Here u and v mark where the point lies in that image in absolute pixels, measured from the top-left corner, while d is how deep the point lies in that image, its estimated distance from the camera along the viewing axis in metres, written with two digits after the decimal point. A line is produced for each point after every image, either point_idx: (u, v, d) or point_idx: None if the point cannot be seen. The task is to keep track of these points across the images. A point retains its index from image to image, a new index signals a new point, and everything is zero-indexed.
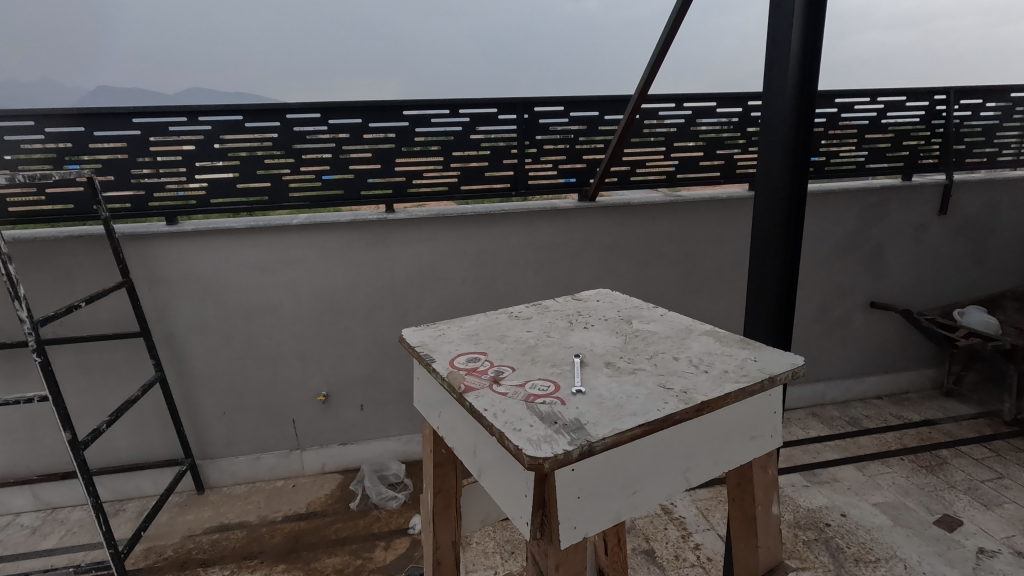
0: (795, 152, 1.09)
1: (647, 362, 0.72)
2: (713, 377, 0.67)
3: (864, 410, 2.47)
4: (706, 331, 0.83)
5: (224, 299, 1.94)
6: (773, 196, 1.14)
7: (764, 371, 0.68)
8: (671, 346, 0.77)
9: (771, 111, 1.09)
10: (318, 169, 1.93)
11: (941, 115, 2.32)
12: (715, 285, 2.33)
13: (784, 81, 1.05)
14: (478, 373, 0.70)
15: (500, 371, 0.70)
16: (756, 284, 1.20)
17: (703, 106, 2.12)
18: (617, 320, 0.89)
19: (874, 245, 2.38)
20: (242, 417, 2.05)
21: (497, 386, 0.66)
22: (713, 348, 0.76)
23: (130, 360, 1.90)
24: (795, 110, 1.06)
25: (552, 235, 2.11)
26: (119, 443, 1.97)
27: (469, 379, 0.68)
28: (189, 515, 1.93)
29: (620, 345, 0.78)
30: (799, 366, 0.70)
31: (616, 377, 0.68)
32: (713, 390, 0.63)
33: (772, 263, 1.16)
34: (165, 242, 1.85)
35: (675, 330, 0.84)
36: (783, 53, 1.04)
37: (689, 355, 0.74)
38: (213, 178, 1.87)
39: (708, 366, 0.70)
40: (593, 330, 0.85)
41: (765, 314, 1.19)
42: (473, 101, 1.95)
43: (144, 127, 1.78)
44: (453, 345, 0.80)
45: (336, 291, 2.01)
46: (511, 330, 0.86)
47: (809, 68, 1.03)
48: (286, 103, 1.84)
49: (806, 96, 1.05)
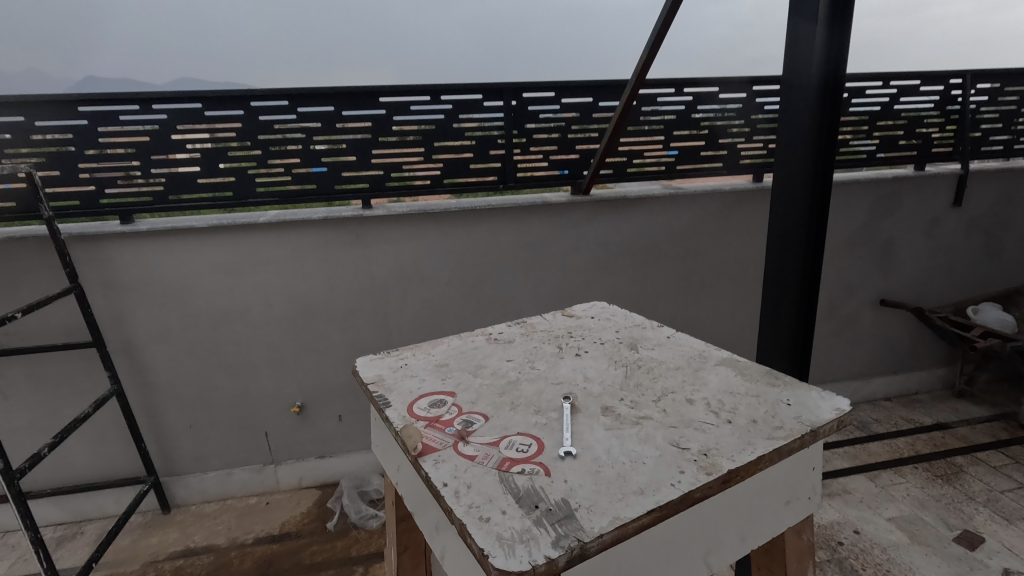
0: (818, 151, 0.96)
1: (653, 408, 0.57)
2: (739, 431, 0.52)
3: (873, 413, 2.35)
4: (724, 361, 0.68)
5: (186, 304, 1.78)
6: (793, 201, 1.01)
7: (803, 422, 0.54)
8: (683, 381, 0.63)
9: (791, 104, 0.95)
10: (287, 161, 1.77)
11: (956, 101, 2.17)
12: (717, 284, 2.18)
13: (805, 91, 0.92)
14: (440, 426, 0.55)
15: (471, 422, 0.56)
16: (771, 293, 1.07)
17: (705, 91, 1.97)
18: (616, 345, 0.75)
19: (885, 240, 2.25)
20: (210, 431, 1.90)
21: (463, 448, 0.51)
22: (735, 387, 0.61)
23: (84, 372, 1.73)
24: (814, 125, 0.94)
25: (543, 231, 1.96)
26: (76, 462, 1.81)
27: (428, 436, 0.53)
28: (152, 538, 1.78)
29: (619, 380, 0.64)
30: (845, 412, 0.56)
31: (616, 432, 0.53)
32: (741, 453, 0.49)
33: (789, 272, 1.03)
34: (119, 243, 1.68)
35: (685, 358, 0.69)
36: (804, 60, 0.91)
37: (707, 397, 0.59)
38: (171, 172, 1.70)
39: (732, 412, 0.56)
40: (584, 359, 0.71)
41: (780, 328, 1.07)
42: (456, 86, 1.79)
43: (92, 116, 1.61)
44: (416, 382, 0.66)
45: (310, 294, 1.85)
46: (488, 360, 0.71)
47: (836, 55, 0.89)
48: (250, 89, 1.68)
49: (829, 109, 0.92)
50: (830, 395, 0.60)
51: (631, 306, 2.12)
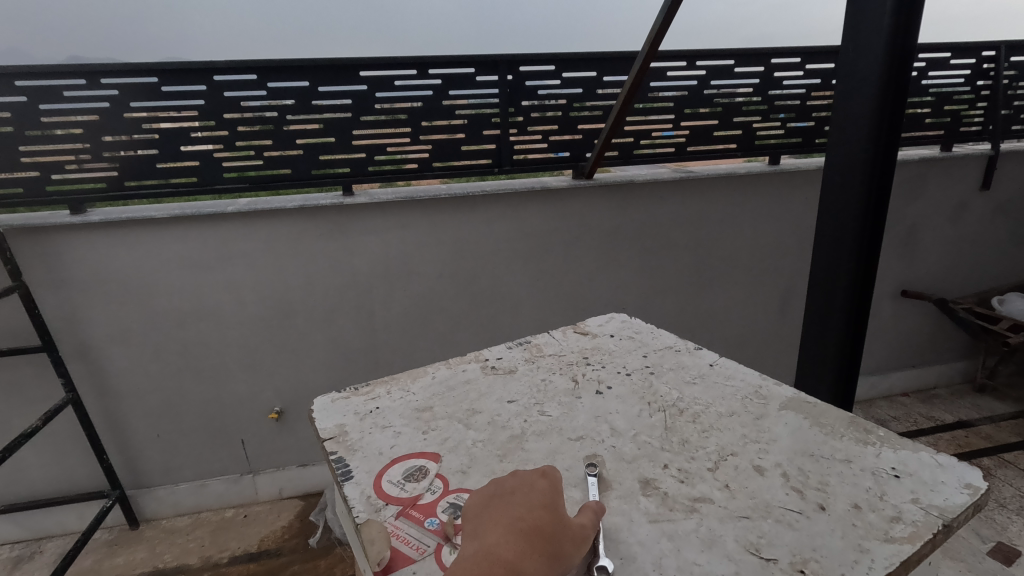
0: (878, 132, 0.99)
1: (716, 482, 0.63)
2: (835, 519, 0.56)
3: (891, 410, 2.23)
4: (790, 419, 0.74)
5: (149, 304, 1.61)
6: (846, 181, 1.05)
7: (930, 514, 0.57)
8: (758, 438, 0.70)
9: (851, 86, 1.01)
10: (258, 143, 1.59)
11: (989, 75, 2.00)
12: (730, 275, 2.02)
13: (874, 55, 0.95)
14: (417, 517, 0.58)
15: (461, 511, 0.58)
16: (823, 263, 1.12)
17: (720, 64, 1.78)
18: (649, 394, 0.81)
19: (908, 227, 2.09)
20: (181, 440, 1.74)
21: (450, 558, 0.53)
22: (812, 460, 0.66)
23: (36, 380, 1.57)
24: (880, 89, 0.96)
25: (542, 220, 1.80)
26: (34, 476, 1.66)
27: (402, 532, 0.56)
28: (119, 558, 1.65)
29: (672, 436, 0.71)
30: (982, 494, 0.59)
31: (668, 526, 0.56)
32: (864, 565, 0.51)
33: (844, 238, 1.07)
34: (70, 236, 1.51)
35: (748, 399, 0.79)
36: (868, 41, 0.96)
37: (786, 471, 0.64)
38: (127, 156, 1.52)
39: (813, 488, 0.61)
40: (623, 400, 0.80)
41: (835, 294, 1.11)
42: (445, 58, 1.61)
43: (31, 91, 1.41)
44: (383, 441, 0.71)
45: (287, 292, 1.69)
46: (486, 402, 0.80)
47: (903, 39, 0.93)
48: (212, 61, 1.49)
49: (898, 72, 0.95)
50: (960, 465, 0.64)
51: (637, 300, 1.97)
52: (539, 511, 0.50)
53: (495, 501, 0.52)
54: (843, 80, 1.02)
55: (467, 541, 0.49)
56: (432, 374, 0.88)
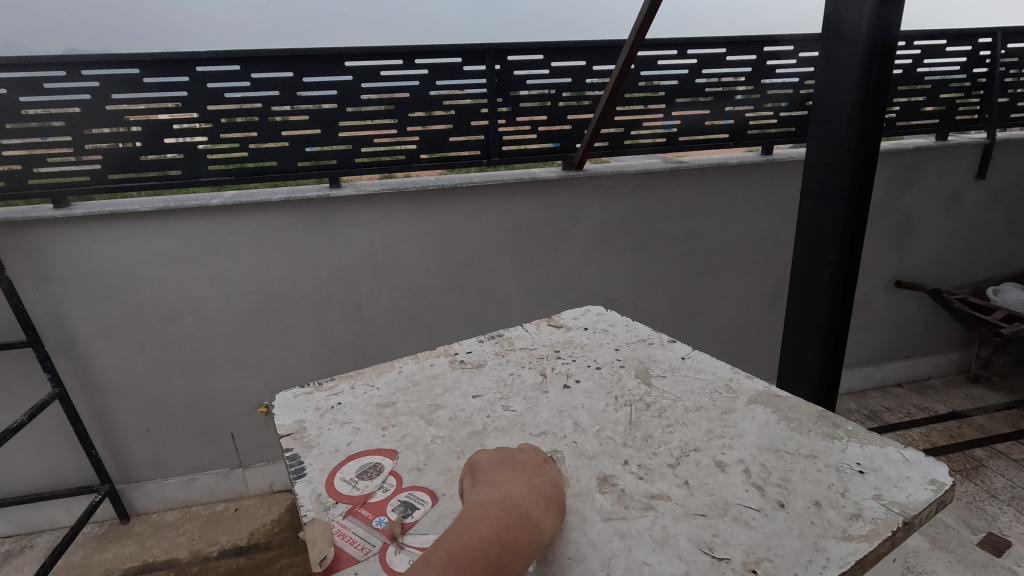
0: (862, 123, 0.98)
1: (676, 480, 0.62)
2: (793, 518, 0.56)
3: (884, 401, 2.22)
4: (758, 412, 0.74)
5: (133, 297, 1.60)
6: (830, 172, 1.04)
7: (894, 512, 0.57)
8: (723, 434, 0.70)
9: (834, 76, 0.99)
10: (242, 136, 1.57)
11: (985, 62, 1.97)
12: (722, 266, 2.01)
13: (855, 40, 0.93)
14: (366, 516, 0.57)
15: (411, 509, 0.58)
16: (806, 253, 1.11)
17: (712, 53, 1.75)
18: (618, 388, 0.81)
19: (902, 216, 2.07)
20: (168, 435, 1.74)
21: (393, 557, 0.52)
22: (775, 455, 0.66)
23: (21, 376, 1.56)
24: (863, 68, 0.94)
25: (530, 212, 1.78)
26: (21, 472, 1.65)
27: (350, 531, 0.55)
28: (108, 553, 1.66)
29: (635, 431, 0.70)
30: (946, 491, 0.60)
31: (620, 525, 0.56)
32: (818, 565, 0.50)
33: (829, 228, 1.06)
34: (51, 231, 1.49)
35: (717, 393, 0.79)
36: (849, 30, 0.94)
37: (746, 467, 0.64)
38: (108, 148, 1.50)
39: (774, 485, 0.61)
40: (589, 394, 0.79)
41: (819, 285, 1.10)
42: (432, 48, 1.58)
43: (11, 84, 1.39)
44: (341, 439, 0.70)
45: (273, 286, 1.67)
46: (450, 397, 0.79)
47: (884, 27, 0.92)
48: (194, 52, 1.47)
49: (880, 58, 0.93)
50: (924, 460, 0.64)
51: (629, 292, 1.96)
52: (559, 493, 0.54)
53: (512, 461, 0.56)
54: (825, 69, 1.00)
55: (489, 487, 0.52)
56: (399, 368, 0.88)
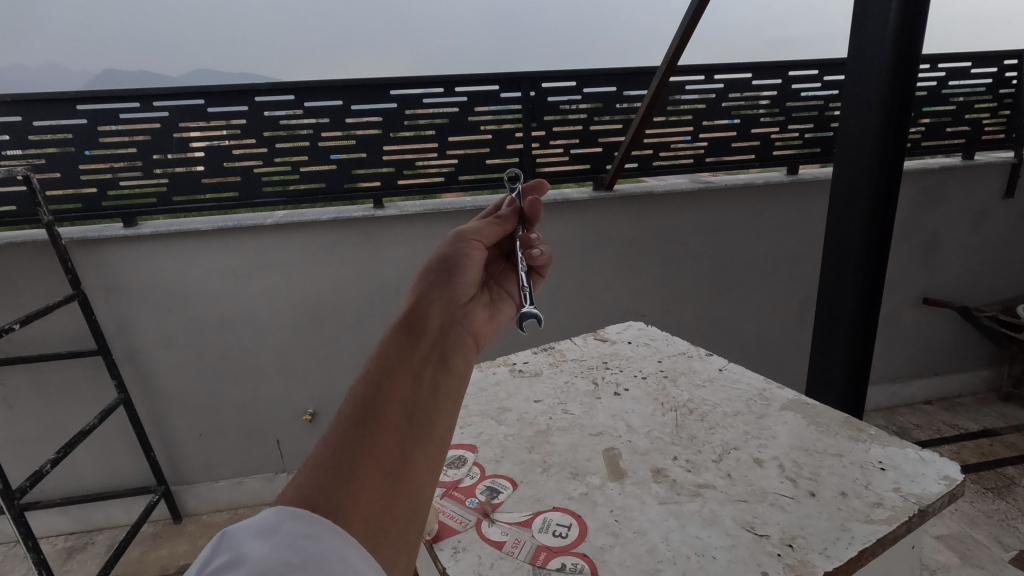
0: (886, 145, 1.04)
1: (719, 472, 0.73)
2: (823, 503, 0.66)
3: (913, 418, 2.23)
4: (787, 414, 0.85)
5: (192, 309, 1.71)
6: (855, 193, 1.09)
7: (912, 500, 0.66)
8: (758, 435, 0.81)
9: (857, 102, 1.06)
10: (295, 159, 1.68)
11: (1011, 83, 2.00)
12: (749, 283, 2.06)
13: (877, 71, 1.01)
14: (459, 497, 0.71)
15: (496, 493, 0.71)
16: (833, 273, 1.16)
17: (739, 78, 1.82)
18: (661, 393, 0.94)
19: (929, 234, 2.10)
20: (219, 439, 1.84)
21: (488, 529, 0.65)
22: (805, 452, 0.76)
23: (91, 381, 1.68)
24: (885, 95, 1.01)
25: (563, 230, 1.86)
26: (86, 471, 1.77)
27: (448, 510, 0.69)
28: (163, 550, 1.76)
29: (681, 432, 0.82)
30: (957, 484, 0.68)
31: (675, 507, 0.67)
32: (845, 541, 0.60)
33: (854, 249, 1.11)
34: (122, 247, 1.62)
35: (752, 400, 0.90)
36: (870, 60, 1.01)
37: (779, 461, 0.74)
38: (174, 172, 1.62)
39: (806, 477, 0.71)
40: (637, 400, 0.91)
41: (845, 304, 1.15)
42: (471, 77, 1.69)
43: (91, 115, 1.53)
44: None
45: (319, 299, 1.78)
46: (515, 401, 0.94)
47: (905, 58, 0.98)
48: (254, 83, 1.58)
49: (902, 87, 1.00)
50: (941, 460, 0.73)
51: (656, 307, 2.02)
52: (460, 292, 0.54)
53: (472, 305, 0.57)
54: (849, 95, 1.07)
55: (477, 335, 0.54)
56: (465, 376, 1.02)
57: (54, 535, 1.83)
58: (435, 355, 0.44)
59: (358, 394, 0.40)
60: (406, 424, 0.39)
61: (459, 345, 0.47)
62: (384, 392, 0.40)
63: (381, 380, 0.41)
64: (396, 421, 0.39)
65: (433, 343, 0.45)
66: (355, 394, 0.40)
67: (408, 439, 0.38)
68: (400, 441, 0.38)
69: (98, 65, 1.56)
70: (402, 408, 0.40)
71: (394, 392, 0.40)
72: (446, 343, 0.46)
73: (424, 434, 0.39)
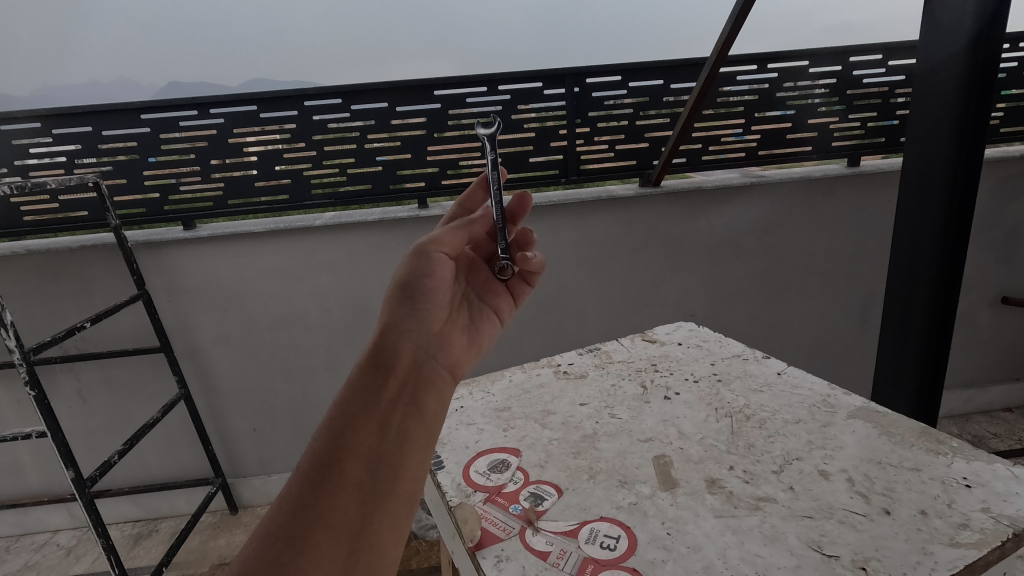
0: (963, 130, 0.96)
1: (781, 484, 0.69)
2: (899, 523, 0.61)
3: (991, 427, 2.08)
4: (856, 423, 0.80)
5: (247, 309, 1.78)
6: (931, 183, 1.01)
7: (1006, 523, 0.60)
8: (824, 445, 0.76)
9: (930, 86, 0.98)
10: (343, 162, 1.71)
11: None
12: (806, 281, 1.96)
13: (953, 51, 0.93)
14: (500, 504, 0.69)
15: (541, 500, 0.69)
16: (902, 272, 1.09)
17: (795, 65, 1.73)
18: (714, 397, 0.90)
19: (1009, 228, 1.94)
20: (272, 434, 1.91)
21: (533, 538, 0.63)
22: (875, 466, 0.71)
23: (156, 376, 1.78)
24: (963, 77, 0.93)
25: (608, 228, 1.82)
26: (151, 462, 1.87)
27: (488, 517, 0.67)
28: (221, 539, 1.84)
29: (738, 440, 0.78)
30: None
31: (731, 522, 0.63)
32: (926, 566, 0.55)
33: (926, 246, 1.04)
34: (182, 249, 1.69)
35: (815, 408, 0.85)
36: (945, 39, 0.94)
37: (847, 474, 0.69)
38: (229, 176, 1.68)
39: (878, 494, 0.66)
40: (689, 405, 0.88)
41: (915, 303, 1.08)
42: (514, 74, 1.67)
43: (154, 123, 1.60)
44: (475, 443, 0.83)
45: (367, 299, 1.80)
46: (560, 404, 0.92)
47: (985, 34, 0.90)
48: (302, 89, 1.62)
49: (982, 66, 0.92)
50: None
51: (707, 307, 1.95)
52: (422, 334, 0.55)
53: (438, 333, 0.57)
54: (921, 79, 1.00)
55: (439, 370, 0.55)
56: (509, 377, 1.02)
57: (123, 521, 1.94)
58: (396, 402, 0.48)
59: (319, 452, 0.44)
60: (366, 480, 0.44)
61: (422, 388, 0.51)
62: (347, 450, 0.45)
63: (342, 435, 0.45)
64: (357, 479, 0.44)
65: (395, 389, 0.49)
66: (315, 452, 0.45)
67: (370, 498, 0.43)
68: (359, 499, 0.43)
69: (164, 77, 1.61)
70: (361, 463, 0.45)
71: (354, 447, 0.45)
72: (411, 387, 0.50)
73: (385, 491, 0.44)
